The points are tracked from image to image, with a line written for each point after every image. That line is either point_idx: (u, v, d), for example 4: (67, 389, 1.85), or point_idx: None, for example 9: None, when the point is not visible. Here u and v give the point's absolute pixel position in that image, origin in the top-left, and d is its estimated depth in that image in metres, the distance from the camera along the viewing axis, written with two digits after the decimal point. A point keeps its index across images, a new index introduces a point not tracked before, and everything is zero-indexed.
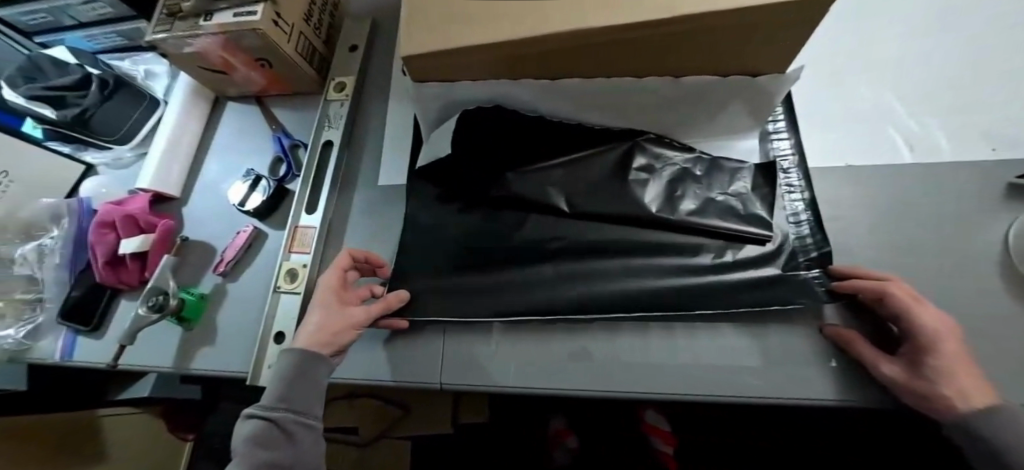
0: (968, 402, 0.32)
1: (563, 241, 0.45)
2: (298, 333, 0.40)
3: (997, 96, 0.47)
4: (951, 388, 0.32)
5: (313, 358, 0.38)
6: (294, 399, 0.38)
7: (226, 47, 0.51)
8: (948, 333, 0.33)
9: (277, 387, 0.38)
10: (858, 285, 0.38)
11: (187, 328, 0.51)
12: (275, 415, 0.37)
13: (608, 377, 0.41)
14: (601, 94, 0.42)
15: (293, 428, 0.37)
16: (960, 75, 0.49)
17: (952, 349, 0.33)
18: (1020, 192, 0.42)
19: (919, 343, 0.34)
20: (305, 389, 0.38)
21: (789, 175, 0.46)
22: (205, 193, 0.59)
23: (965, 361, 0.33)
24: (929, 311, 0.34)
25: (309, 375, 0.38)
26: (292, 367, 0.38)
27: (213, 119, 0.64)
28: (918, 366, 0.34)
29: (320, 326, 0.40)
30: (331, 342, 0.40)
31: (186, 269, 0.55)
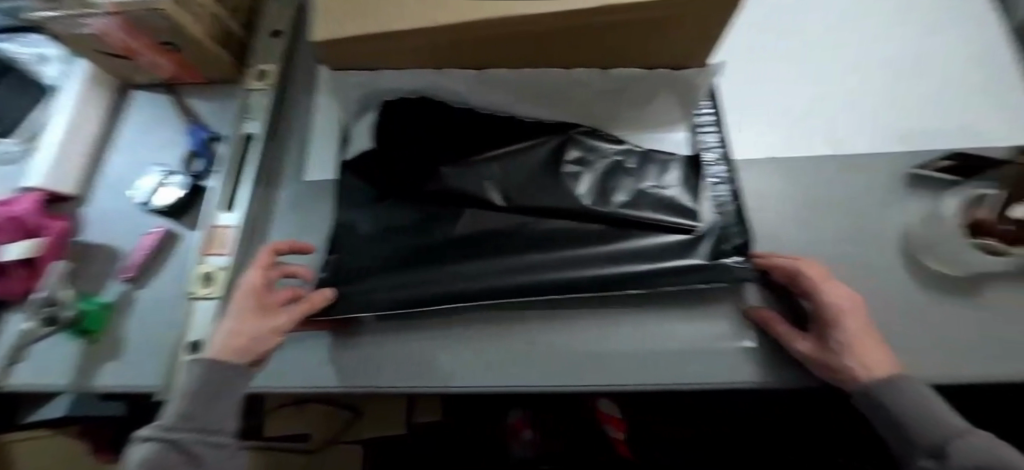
0: (869, 371, 0.34)
1: (495, 235, 0.43)
2: (213, 341, 0.37)
3: (897, 94, 0.51)
4: (855, 359, 0.34)
5: (226, 366, 0.36)
6: (200, 416, 0.35)
7: (126, 29, 0.45)
8: (852, 308, 0.36)
9: (183, 402, 0.35)
10: (776, 263, 0.40)
11: (90, 342, 0.46)
12: (174, 435, 0.33)
13: (547, 371, 0.40)
14: (534, 86, 0.44)
15: (198, 449, 0.34)
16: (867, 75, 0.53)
17: (855, 324, 0.35)
18: (917, 181, 0.46)
19: (825, 319, 0.36)
20: (213, 404, 0.35)
21: (717, 168, 0.47)
22: (112, 192, 0.53)
23: (867, 334, 0.35)
24: (834, 289, 0.37)
25: (220, 388, 0.35)
26: (199, 378, 0.35)
27: (117, 110, 0.57)
28: (826, 341, 0.36)
29: (236, 331, 0.37)
30: (248, 349, 0.37)
31: (87, 276, 0.49)
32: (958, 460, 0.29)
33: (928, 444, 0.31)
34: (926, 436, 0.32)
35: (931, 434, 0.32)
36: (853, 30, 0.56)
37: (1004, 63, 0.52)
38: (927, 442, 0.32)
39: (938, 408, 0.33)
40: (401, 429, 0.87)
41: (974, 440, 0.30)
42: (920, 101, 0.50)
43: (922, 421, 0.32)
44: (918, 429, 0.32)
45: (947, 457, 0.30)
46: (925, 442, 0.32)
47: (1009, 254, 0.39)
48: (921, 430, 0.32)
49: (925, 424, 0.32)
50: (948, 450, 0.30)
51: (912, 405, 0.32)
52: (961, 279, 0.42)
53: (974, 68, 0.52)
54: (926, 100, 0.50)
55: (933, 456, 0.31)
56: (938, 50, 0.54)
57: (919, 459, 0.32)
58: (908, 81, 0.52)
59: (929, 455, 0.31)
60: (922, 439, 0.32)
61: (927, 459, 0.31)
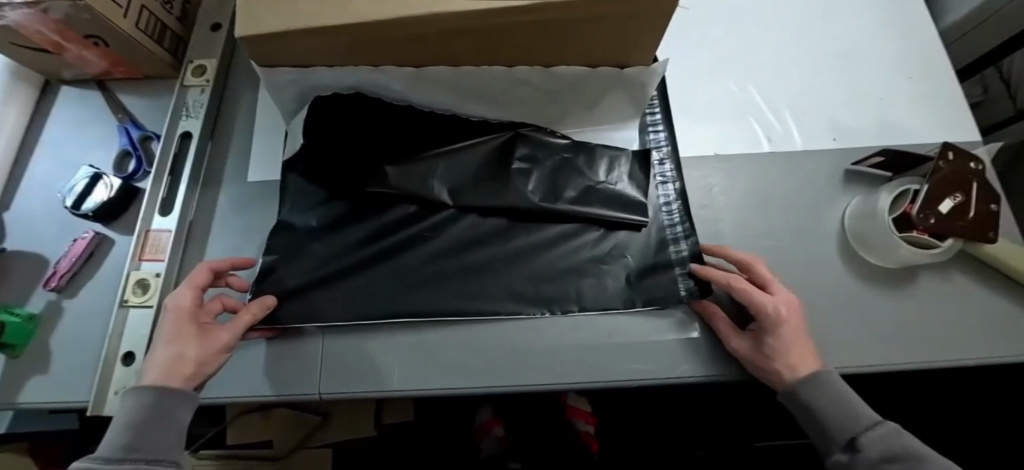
0: (794, 372, 0.36)
1: (448, 235, 0.44)
2: (148, 369, 0.33)
3: (839, 93, 0.53)
4: (781, 363, 0.36)
5: (173, 394, 0.32)
6: (149, 445, 0.31)
7: (45, 22, 0.41)
8: (789, 314, 0.37)
9: (123, 433, 0.31)
10: (712, 275, 0.39)
11: (11, 356, 0.43)
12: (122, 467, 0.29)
13: (494, 372, 0.40)
14: (476, 85, 0.42)
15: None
16: (809, 74, 0.54)
17: (790, 330, 0.36)
18: (852, 177, 0.48)
19: (762, 324, 0.37)
20: (162, 430, 0.32)
21: (664, 166, 0.48)
22: (36, 196, 0.50)
23: (799, 337, 0.37)
24: (771, 296, 0.37)
25: (170, 412, 0.32)
26: (143, 407, 0.31)
27: (42, 109, 0.54)
28: (761, 343, 0.37)
29: (176, 356, 0.33)
30: (195, 372, 0.34)
31: (8, 286, 0.46)
32: (866, 453, 0.33)
33: (843, 439, 0.35)
34: (840, 432, 0.35)
35: (845, 430, 0.35)
36: (800, 25, 0.57)
37: (936, 64, 0.54)
38: (841, 437, 0.35)
39: (854, 403, 0.36)
40: (371, 431, 0.89)
41: (883, 432, 0.34)
42: (857, 99, 0.52)
43: (838, 417, 0.35)
44: (836, 426, 0.35)
45: (857, 451, 0.34)
46: (840, 438, 0.35)
47: (940, 246, 0.40)
48: (836, 427, 0.35)
49: (841, 420, 0.35)
50: (860, 444, 0.34)
51: (828, 400, 0.35)
52: (889, 272, 0.44)
53: (908, 67, 0.54)
54: (863, 98, 0.52)
55: (847, 449, 0.34)
56: (876, 48, 0.55)
57: (834, 452, 0.35)
58: (846, 80, 0.53)
59: (843, 449, 0.35)
60: (839, 436, 0.35)
61: (842, 452, 0.35)
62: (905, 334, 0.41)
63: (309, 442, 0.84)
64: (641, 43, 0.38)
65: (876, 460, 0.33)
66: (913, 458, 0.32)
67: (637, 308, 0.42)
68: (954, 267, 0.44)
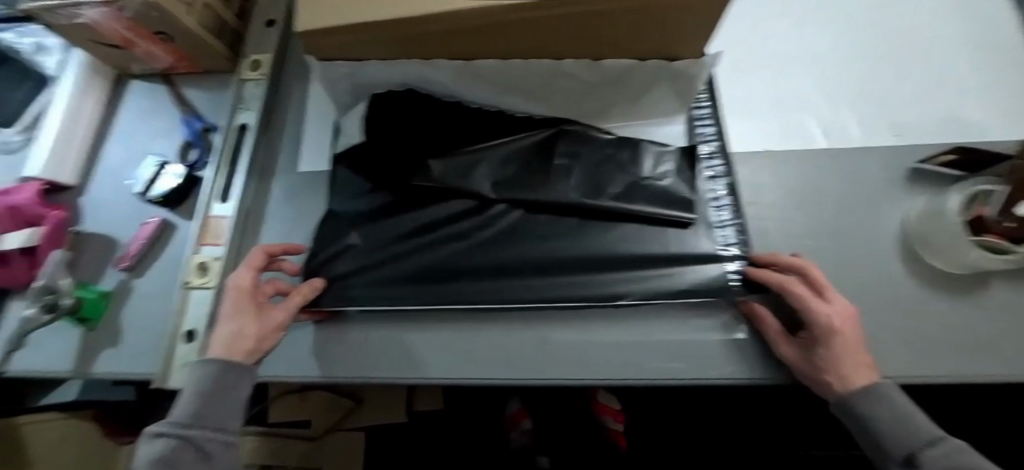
0: (846, 385, 0.34)
1: (493, 226, 0.44)
2: (213, 343, 0.35)
3: (903, 85, 0.50)
4: (832, 375, 0.35)
5: (236, 367, 0.34)
6: (214, 414, 0.33)
7: (120, 19, 0.44)
8: (845, 326, 0.35)
9: (192, 403, 0.33)
10: (771, 278, 0.38)
11: (88, 329, 0.47)
12: (192, 433, 0.32)
13: (534, 365, 0.41)
14: (523, 79, 0.42)
15: (213, 447, 0.32)
16: (867, 65, 0.51)
17: (845, 342, 0.34)
18: (918, 177, 0.45)
19: (813, 333, 0.36)
20: (226, 402, 0.34)
21: (713, 163, 0.47)
22: (108, 182, 0.54)
23: (855, 347, 0.35)
24: (826, 304, 0.36)
25: (231, 386, 0.34)
26: (209, 380, 0.34)
27: (114, 100, 0.58)
28: (810, 352, 0.36)
29: (237, 332, 0.35)
30: (254, 347, 0.36)
31: (85, 265, 0.50)
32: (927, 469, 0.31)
33: (900, 455, 0.33)
34: (897, 447, 0.33)
35: (902, 445, 0.33)
36: (863, 17, 0.54)
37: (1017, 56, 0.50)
38: (899, 453, 0.33)
39: (912, 417, 0.34)
40: (403, 416, 0.91)
41: (947, 449, 0.32)
42: (926, 93, 0.49)
43: (894, 431, 0.33)
44: (892, 440, 0.33)
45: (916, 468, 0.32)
46: (897, 454, 0.33)
47: (1015, 252, 0.37)
48: (893, 441, 0.33)
49: (898, 435, 0.33)
50: (919, 461, 0.32)
51: (884, 414, 0.34)
52: (956, 277, 0.41)
53: (984, 58, 0.50)
54: (932, 92, 0.49)
55: (905, 466, 0.33)
56: (946, 38, 0.52)
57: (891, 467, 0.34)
58: (914, 72, 0.50)
59: (900, 465, 0.33)
60: (895, 451, 0.33)
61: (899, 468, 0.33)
62: (977, 346, 0.38)
63: (343, 425, 0.87)
64: (690, 33, 0.37)
65: None
66: None
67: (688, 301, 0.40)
68: None
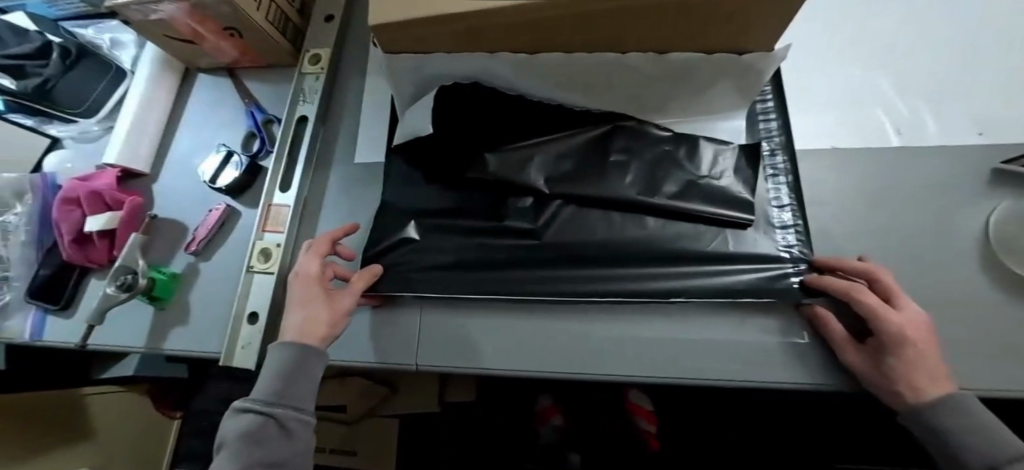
0: (918, 396, 0.33)
1: (547, 219, 0.44)
2: (288, 327, 0.38)
3: (982, 78, 0.47)
4: (902, 384, 0.33)
5: (309, 350, 0.37)
6: (293, 395, 0.36)
7: (195, 15, 0.47)
8: (916, 335, 0.33)
9: (274, 382, 0.36)
10: (828, 283, 0.37)
11: (159, 307, 0.50)
12: (275, 411, 0.35)
13: (585, 360, 0.41)
14: (583, 71, 0.41)
15: (293, 425, 0.35)
16: (943, 58, 0.48)
17: (917, 351, 0.33)
18: (1003, 178, 0.42)
19: (880, 340, 0.34)
20: (303, 383, 0.36)
21: (775, 159, 0.45)
22: (177, 169, 0.57)
23: (930, 357, 0.33)
24: (897, 312, 0.34)
25: (307, 368, 0.36)
26: (287, 362, 0.36)
27: (183, 92, 0.61)
28: (880, 361, 0.34)
29: (308, 317, 0.38)
30: (326, 332, 0.38)
31: (156, 246, 0.53)
32: None
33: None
34: (978, 461, 0.31)
35: (980, 459, 0.31)
36: (940, 10, 0.51)
37: None
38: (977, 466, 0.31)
39: (995, 430, 0.32)
40: (436, 407, 0.91)
41: None
42: (1014, 87, 0.45)
43: (973, 443, 0.32)
44: (971, 453, 0.32)
45: None
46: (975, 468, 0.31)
47: None
48: (972, 454, 0.32)
49: (977, 447, 0.32)
50: None
51: (961, 425, 0.32)
52: None
53: None
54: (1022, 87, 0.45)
55: None
56: None
57: None
58: (995, 65, 0.47)
59: None
60: (972, 464, 0.31)
61: None
62: None
63: (376, 412, 0.91)
64: (760, 22, 0.35)
65: None
66: None
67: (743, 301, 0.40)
68: None
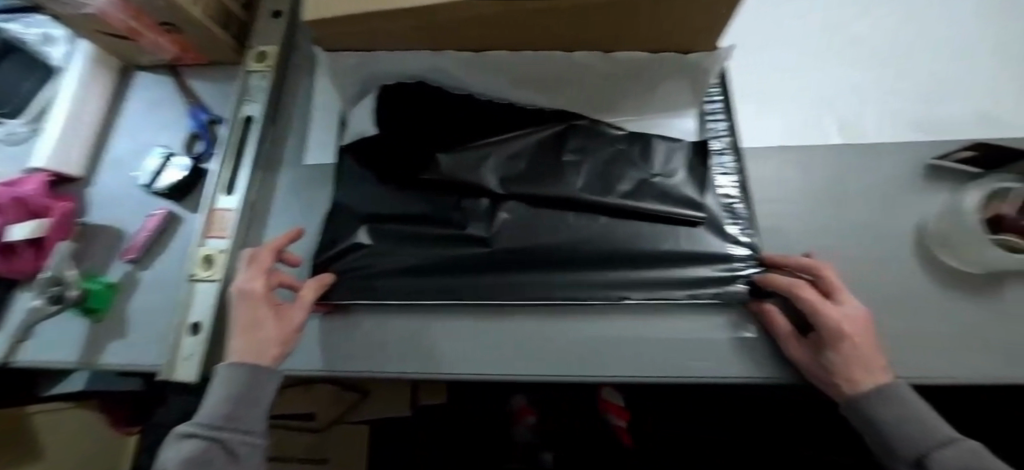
0: (854, 387, 0.34)
1: (502, 220, 0.43)
2: (235, 347, 0.37)
3: (968, 74, 0.48)
4: (840, 377, 0.34)
5: (258, 370, 0.36)
6: (242, 418, 0.35)
7: (126, 9, 0.44)
8: (855, 331, 0.34)
9: (222, 405, 0.34)
10: (779, 282, 0.38)
11: (94, 320, 0.47)
12: (223, 435, 0.34)
13: (541, 361, 0.40)
14: (529, 71, 0.41)
15: (241, 449, 0.34)
16: (942, 58, 0.49)
17: (854, 345, 0.34)
18: (937, 173, 0.44)
19: (821, 335, 0.35)
20: (253, 406, 0.35)
21: (723, 158, 0.46)
22: (114, 172, 0.54)
23: (868, 351, 0.34)
24: (837, 308, 0.35)
25: (257, 389, 0.35)
26: (235, 383, 0.35)
27: (121, 93, 0.58)
28: (819, 355, 0.35)
29: (255, 338, 0.36)
30: (279, 350, 0.37)
31: (90, 256, 0.50)
32: None
33: (911, 457, 0.32)
34: (908, 448, 0.33)
35: (913, 447, 0.33)
36: (940, 10, 0.53)
37: None
38: (909, 454, 0.33)
39: (927, 417, 0.33)
40: (406, 410, 0.89)
41: (960, 452, 0.31)
42: (942, 87, 0.48)
43: (906, 431, 0.33)
44: (902, 442, 0.33)
45: None
46: (908, 455, 0.33)
47: None
48: (903, 442, 0.33)
49: (912, 435, 0.33)
50: (929, 463, 0.31)
51: (895, 415, 0.33)
52: (974, 277, 0.40)
53: (1001, 52, 0.49)
54: (950, 86, 0.48)
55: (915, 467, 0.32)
56: (962, 32, 0.51)
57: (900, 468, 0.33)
58: (993, 66, 0.48)
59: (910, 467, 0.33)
60: (905, 452, 0.33)
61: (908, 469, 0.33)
62: (992, 344, 0.37)
63: (345, 419, 0.88)
64: (710, 20, 0.35)
65: None
66: None
67: (695, 300, 0.40)
68: None
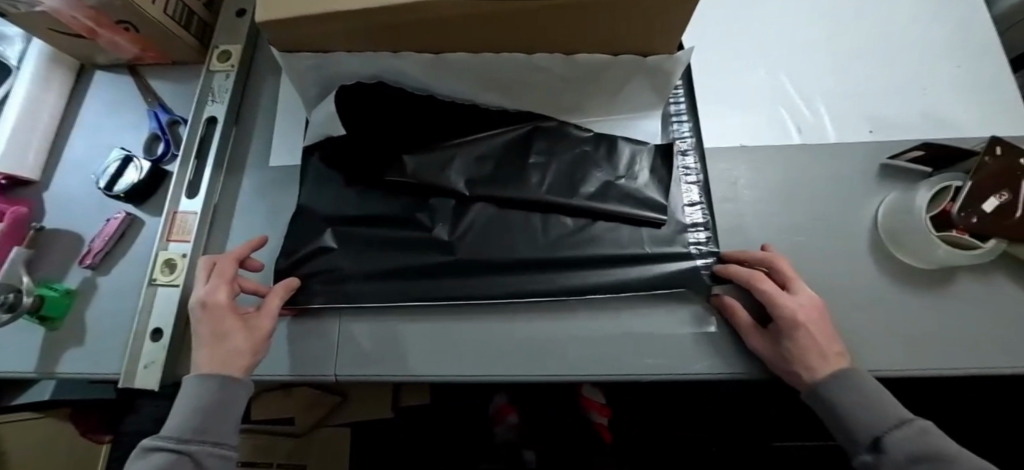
0: (813, 374, 0.35)
1: (469, 221, 0.43)
2: (202, 357, 0.35)
3: (936, 78, 0.50)
4: (800, 365, 0.35)
5: (231, 380, 0.34)
6: (212, 430, 0.33)
7: (80, 8, 0.43)
8: (810, 319, 0.35)
9: (190, 417, 0.33)
10: (738, 273, 0.38)
11: (50, 328, 0.46)
12: (192, 448, 0.32)
13: (509, 358, 0.41)
14: (493, 73, 0.41)
15: (210, 461, 0.33)
16: (912, 62, 0.51)
17: (810, 334, 0.35)
18: (888, 172, 0.45)
19: (779, 325, 0.36)
20: (224, 417, 0.34)
21: (687, 158, 0.47)
22: (71, 175, 0.52)
23: (823, 339, 0.35)
24: (792, 297, 0.36)
25: (228, 401, 0.34)
26: (205, 396, 0.33)
27: (78, 93, 0.56)
28: (779, 345, 0.36)
29: (222, 349, 0.35)
30: (250, 360, 0.36)
31: (47, 261, 0.48)
32: (892, 453, 0.32)
33: (867, 440, 0.33)
34: (863, 432, 0.33)
35: (869, 430, 0.33)
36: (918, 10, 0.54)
37: (984, 44, 0.51)
38: (865, 438, 0.33)
39: (884, 400, 0.34)
40: (389, 412, 0.87)
41: (909, 432, 0.32)
42: (896, 87, 0.49)
43: (863, 417, 0.33)
44: (859, 426, 0.34)
45: (883, 452, 0.32)
46: (864, 438, 0.33)
47: (982, 247, 0.38)
48: (860, 426, 0.34)
49: (868, 419, 0.33)
50: (884, 445, 0.32)
51: (853, 400, 0.34)
52: (925, 272, 0.42)
53: (952, 53, 0.51)
54: (902, 86, 0.49)
55: (871, 450, 0.33)
56: (916, 32, 0.52)
57: (859, 453, 0.34)
58: (952, 66, 0.50)
59: (868, 451, 0.33)
60: (862, 436, 0.34)
61: (866, 453, 0.33)
62: (938, 337, 0.39)
63: (327, 422, 0.84)
64: (671, 24, 0.36)
65: (902, 461, 0.31)
66: (945, 458, 0.31)
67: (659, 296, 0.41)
68: (996, 269, 0.42)
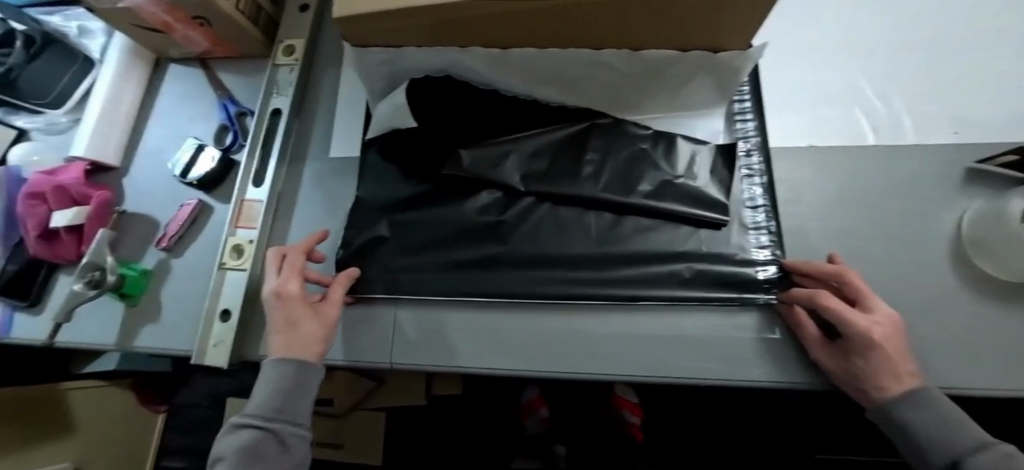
0: (885, 393, 0.33)
1: (524, 217, 0.44)
2: (274, 343, 0.37)
3: None
4: (870, 383, 0.33)
5: (306, 365, 0.36)
6: (292, 409, 0.35)
7: (161, 4, 0.45)
8: (886, 338, 0.33)
9: (272, 397, 0.35)
10: (801, 298, 0.37)
11: (130, 305, 0.49)
12: (275, 426, 0.34)
13: (562, 355, 0.40)
14: (554, 67, 0.41)
15: (291, 440, 0.34)
16: (1002, 58, 0.47)
17: (885, 354, 0.33)
18: (978, 177, 0.42)
19: (850, 344, 0.34)
20: (300, 399, 0.35)
21: (750, 158, 0.45)
22: (149, 161, 0.56)
23: (899, 356, 0.33)
24: (868, 316, 0.34)
25: (303, 383, 0.36)
26: (282, 378, 0.35)
27: (155, 83, 0.59)
28: (849, 363, 0.34)
29: (292, 336, 0.37)
30: (321, 345, 0.37)
31: (126, 243, 0.52)
32: None
33: (944, 462, 0.32)
34: (941, 454, 0.32)
35: (946, 452, 0.32)
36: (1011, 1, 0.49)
37: None
38: (943, 460, 0.32)
39: (962, 420, 0.32)
40: (423, 399, 0.89)
41: (992, 456, 0.30)
42: (985, 86, 0.46)
43: (939, 437, 0.32)
44: (936, 447, 0.32)
45: None
46: (940, 460, 0.32)
47: None
48: (936, 448, 0.32)
49: (943, 440, 0.32)
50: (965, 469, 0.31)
51: (931, 419, 0.32)
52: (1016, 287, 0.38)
53: None
54: (992, 84, 0.46)
55: None
56: (1009, 25, 0.48)
57: None
58: None
59: None
60: (939, 458, 0.32)
61: None
62: None
63: (363, 405, 0.90)
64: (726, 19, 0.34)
65: None
66: None
67: (713, 304, 0.40)
68: None
